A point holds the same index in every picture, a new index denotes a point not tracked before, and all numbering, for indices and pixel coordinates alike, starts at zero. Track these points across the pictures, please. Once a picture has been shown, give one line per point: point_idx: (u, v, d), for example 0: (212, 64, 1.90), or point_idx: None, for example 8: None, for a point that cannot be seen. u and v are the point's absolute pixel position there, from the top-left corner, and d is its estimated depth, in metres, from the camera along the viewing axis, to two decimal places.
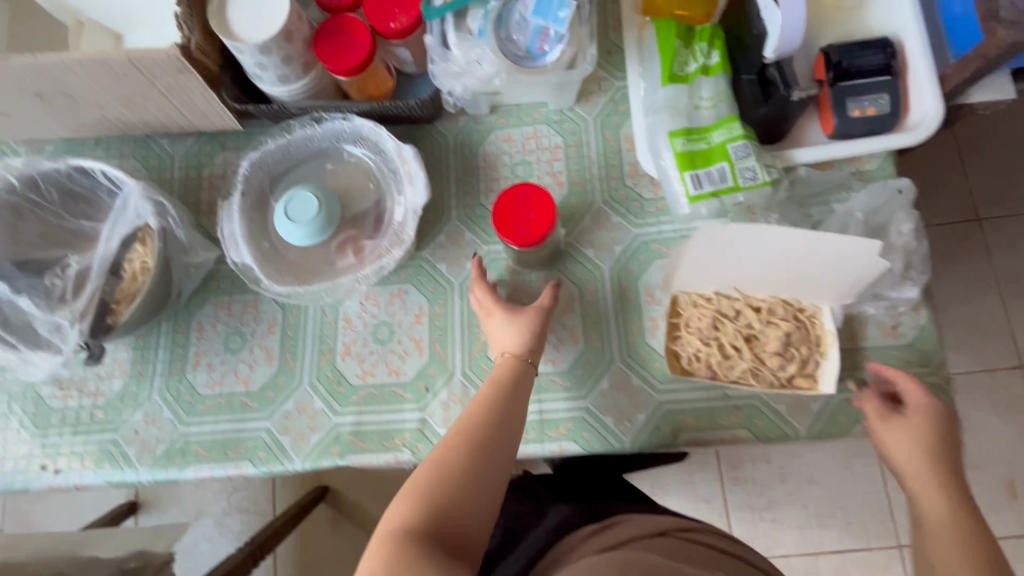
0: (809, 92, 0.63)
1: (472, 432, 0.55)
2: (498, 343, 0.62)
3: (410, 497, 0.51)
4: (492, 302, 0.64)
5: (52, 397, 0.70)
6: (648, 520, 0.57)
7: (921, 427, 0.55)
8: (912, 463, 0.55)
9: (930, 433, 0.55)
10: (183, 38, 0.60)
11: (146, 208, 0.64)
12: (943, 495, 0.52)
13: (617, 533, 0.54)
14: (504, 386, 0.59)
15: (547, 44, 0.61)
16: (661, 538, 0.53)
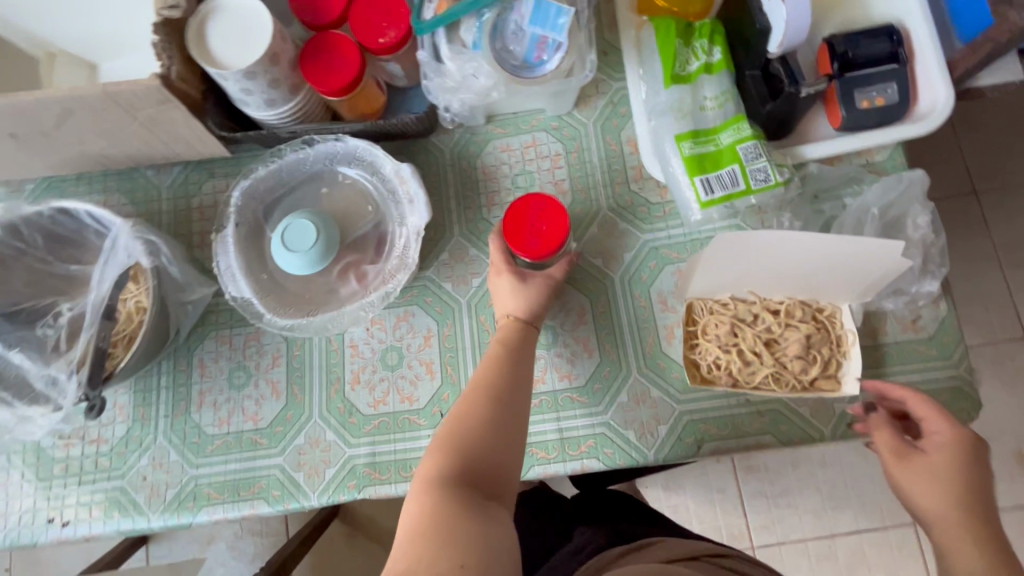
0: (817, 87, 0.60)
1: (491, 384, 0.54)
2: (502, 303, 0.62)
3: (442, 450, 0.49)
4: (503, 262, 0.63)
5: (53, 447, 0.68)
6: (680, 544, 0.54)
7: (948, 471, 0.50)
8: (939, 513, 0.49)
9: (961, 480, 0.50)
10: (163, 68, 0.58)
11: (137, 247, 0.62)
12: (977, 549, 0.47)
13: (652, 556, 0.51)
14: (511, 343, 0.58)
15: (546, 52, 0.59)
16: (698, 563, 0.50)
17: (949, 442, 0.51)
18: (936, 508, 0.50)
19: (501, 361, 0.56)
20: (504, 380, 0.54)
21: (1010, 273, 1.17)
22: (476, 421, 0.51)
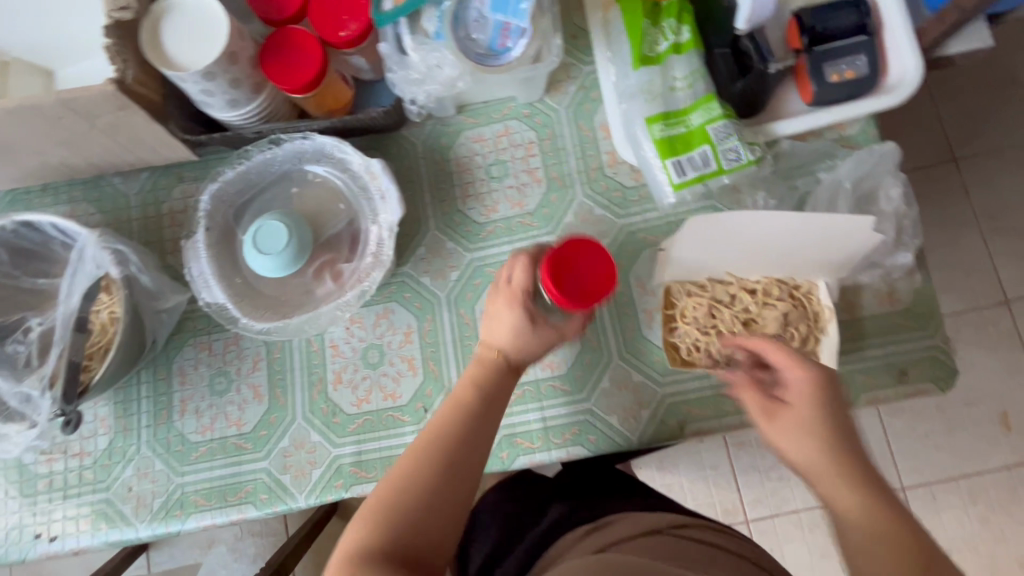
0: (786, 64, 0.63)
1: (438, 443, 0.52)
2: (491, 334, 0.58)
3: (371, 516, 0.48)
4: (519, 295, 0.56)
5: (36, 463, 0.67)
6: (640, 517, 0.55)
7: (815, 415, 0.50)
8: (815, 461, 0.48)
9: (827, 422, 0.50)
10: (117, 72, 0.56)
11: (105, 257, 0.61)
12: (853, 488, 0.46)
13: (610, 535, 0.53)
14: (479, 389, 0.55)
15: (509, 39, 0.58)
16: (655, 535, 0.51)
17: (810, 386, 0.51)
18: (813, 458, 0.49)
19: (464, 416, 0.54)
20: (465, 439, 0.52)
21: (990, 239, 1.18)
22: (426, 480, 0.50)
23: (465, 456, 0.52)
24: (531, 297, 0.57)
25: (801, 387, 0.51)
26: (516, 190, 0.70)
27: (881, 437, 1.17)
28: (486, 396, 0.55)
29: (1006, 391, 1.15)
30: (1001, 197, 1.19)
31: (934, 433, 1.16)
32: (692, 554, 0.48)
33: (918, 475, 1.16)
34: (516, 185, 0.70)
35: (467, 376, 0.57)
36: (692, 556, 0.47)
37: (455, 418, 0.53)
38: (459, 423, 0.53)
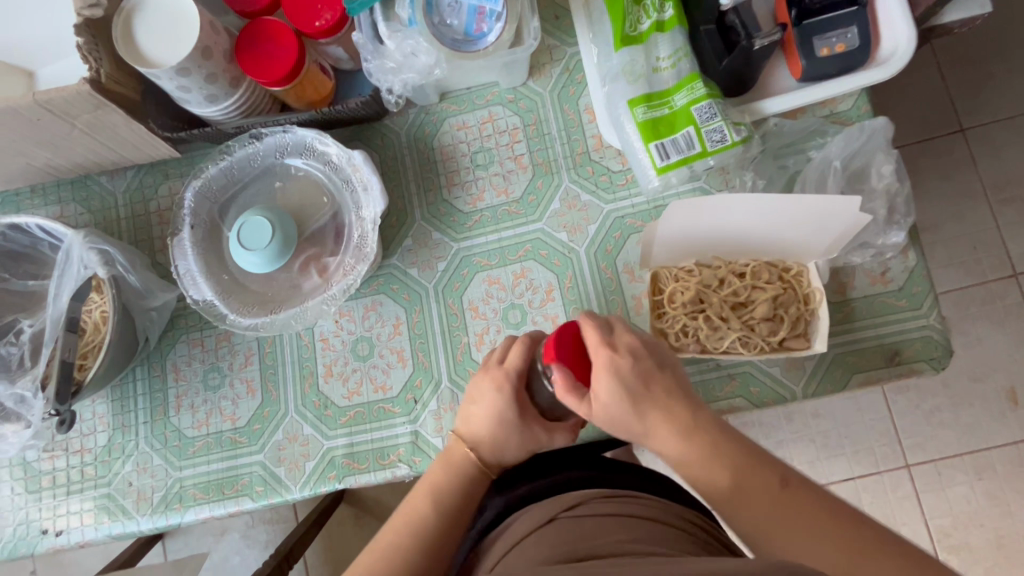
0: (772, 38, 0.58)
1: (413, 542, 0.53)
2: (473, 419, 0.58)
3: None
4: (509, 378, 0.57)
5: (39, 459, 0.69)
6: (544, 506, 0.57)
7: (624, 394, 0.49)
8: (650, 430, 0.50)
9: (635, 388, 0.49)
10: (91, 71, 0.56)
11: (92, 258, 0.61)
12: (677, 437, 0.49)
13: (511, 536, 0.55)
14: (455, 483, 0.57)
15: (485, 23, 0.56)
16: (553, 525, 0.53)
17: (612, 368, 0.49)
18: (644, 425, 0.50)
19: (421, 538, 0.53)
20: (426, 560, 0.52)
21: (999, 211, 1.15)
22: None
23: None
24: (522, 381, 0.57)
25: (604, 374, 0.49)
26: (501, 178, 0.69)
27: (884, 414, 1.16)
28: (449, 513, 0.55)
29: (1013, 365, 1.13)
30: (1010, 167, 1.15)
31: (937, 410, 1.15)
32: (588, 536, 0.50)
33: (922, 452, 1.15)
34: (502, 173, 0.70)
35: (443, 467, 0.57)
36: (589, 539, 0.50)
37: (419, 545, 0.53)
38: (419, 547, 0.53)
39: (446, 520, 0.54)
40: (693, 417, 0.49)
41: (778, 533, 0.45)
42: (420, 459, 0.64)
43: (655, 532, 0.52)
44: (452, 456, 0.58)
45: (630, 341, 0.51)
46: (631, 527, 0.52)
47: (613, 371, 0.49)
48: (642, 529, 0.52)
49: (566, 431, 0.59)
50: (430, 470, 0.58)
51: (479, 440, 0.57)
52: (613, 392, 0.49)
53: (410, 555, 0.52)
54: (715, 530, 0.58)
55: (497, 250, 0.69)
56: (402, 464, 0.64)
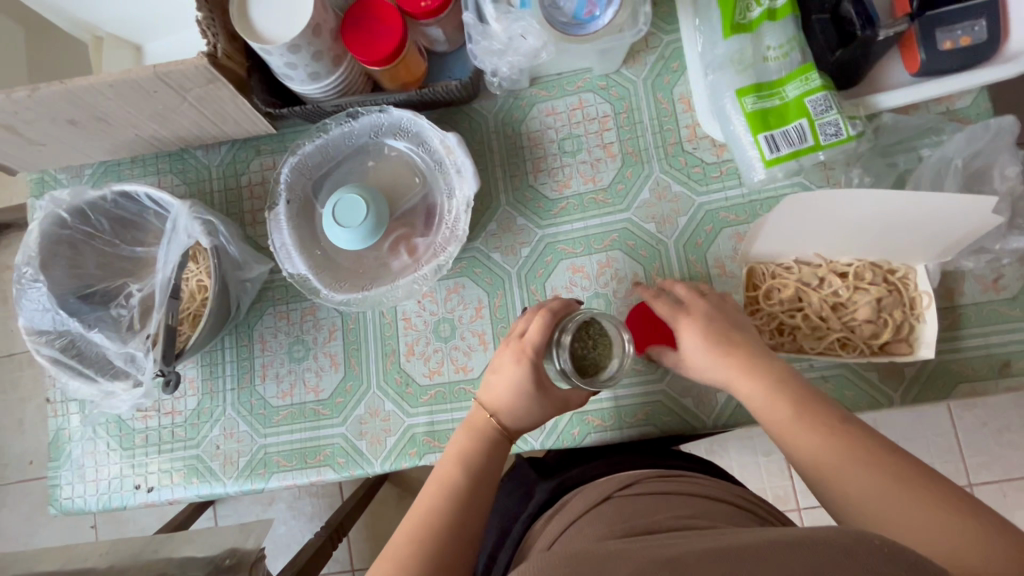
0: (895, 30, 0.56)
1: (444, 498, 0.51)
2: (491, 389, 0.57)
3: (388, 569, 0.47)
4: (528, 351, 0.56)
5: (133, 418, 0.72)
6: (596, 487, 0.54)
7: (718, 348, 0.54)
8: (733, 379, 0.53)
9: (726, 342, 0.54)
10: (209, 46, 0.57)
11: (196, 228, 0.63)
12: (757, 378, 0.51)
13: (567, 515, 0.53)
14: (477, 450, 0.55)
15: (596, 7, 0.56)
16: (606, 505, 0.51)
17: (701, 328, 0.55)
18: (727, 375, 0.53)
19: (456, 497, 0.51)
20: (455, 516, 0.50)
21: None
22: (430, 561, 0.47)
23: (465, 534, 0.50)
24: (541, 353, 0.56)
25: (694, 334, 0.55)
26: (589, 166, 0.69)
27: (951, 430, 1.12)
28: (480, 473, 0.54)
29: None
30: None
31: (1009, 428, 1.10)
32: (646, 511, 0.48)
33: (991, 472, 1.10)
34: (590, 160, 0.69)
35: (466, 438, 0.56)
36: (644, 516, 0.47)
37: (448, 500, 0.51)
38: (453, 502, 0.51)
39: (475, 477, 0.53)
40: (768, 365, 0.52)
41: (840, 470, 0.45)
42: None
43: (713, 508, 0.49)
44: (475, 424, 0.57)
45: (716, 303, 0.57)
46: (691, 505, 0.49)
47: (704, 330, 0.55)
48: (700, 505, 0.49)
49: (583, 395, 0.60)
50: (454, 440, 0.57)
51: (501, 409, 0.57)
52: (705, 347, 0.54)
53: (446, 511, 0.50)
54: (771, 509, 0.55)
55: (582, 237, 0.68)
56: None
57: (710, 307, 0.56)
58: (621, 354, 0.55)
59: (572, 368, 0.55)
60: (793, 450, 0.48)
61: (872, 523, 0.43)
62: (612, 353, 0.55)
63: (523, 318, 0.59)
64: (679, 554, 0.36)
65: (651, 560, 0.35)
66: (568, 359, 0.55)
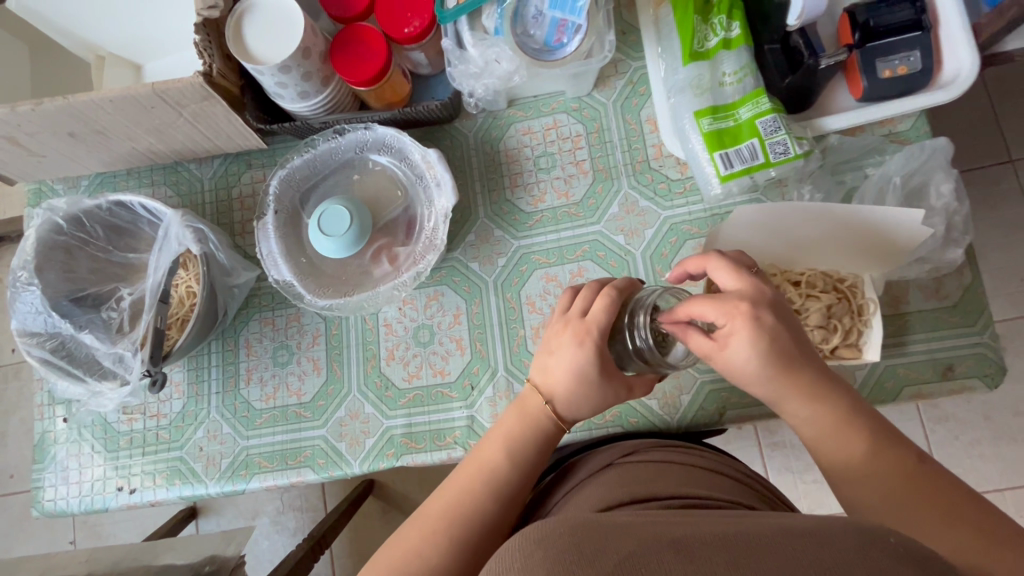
0: (838, 59, 0.60)
1: (493, 478, 0.55)
2: (549, 374, 0.57)
3: (430, 526, 0.52)
4: (592, 333, 0.54)
5: (118, 421, 0.74)
6: (598, 457, 0.59)
7: (774, 362, 0.49)
8: (789, 401, 0.50)
9: (783, 354, 0.49)
10: (205, 65, 0.61)
11: (188, 236, 0.66)
12: (810, 402, 0.49)
13: (577, 480, 0.57)
14: (531, 439, 0.57)
15: (565, 35, 0.61)
16: (608, 471, 0.55)
17: (755, 333, 0.49)
18: (777, 393, 0.50)
19: (502, 480, 0.55)
20: (498, 497, 0.54)
21: None
22: (473, 526, 0.52)
23: (499, 524, 0.53)
24: (606, 335, 0.55)
25: (748, 339, 0.49)
26: (562, 181, 0.73)
27: (923, 444, 1.15)
28: (526, 468, 0.56)
29: None
30: None
31: (980, 443, 1.14)
32: (645, 482, 0.51)
33: None
34: (563, 176, 0.73)
35: (522, 423, 0.57)
36: (646, 483, 0.51)
37: (496, 481, 0.55)
38: (496, 497, 0.54)
39: (520, 472, 0.55)
40: (820, 380, 0.50)
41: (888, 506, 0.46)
42: (474, 443, 0.67)
43: (711, 479, 0.53)
44: (530, 410, 0.57)
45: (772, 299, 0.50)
46: (688, 473, 0.53)
47: (757, 338, 0.48)
48: (702, 477, 0.53)
49: (646, 383, 0.58)
50: (506, 419, 0.58)
51: (556, 395, 0.56)
52: (760, 358, 0.49)
53: (485, 504, 0.53)
54: (771, 487, 0.60)
55: (556, 248, 0.72)
56: (458, 446, 0.68)
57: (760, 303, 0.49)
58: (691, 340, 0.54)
59: (651, 345, 0.53)
60: (831, 456, 0.49)
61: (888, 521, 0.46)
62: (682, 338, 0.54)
63: (584, 294, 0.57)
64: (685, 535, 0.36)
65: (655, 539, 0.36)
66: (645, 337, 0.53)
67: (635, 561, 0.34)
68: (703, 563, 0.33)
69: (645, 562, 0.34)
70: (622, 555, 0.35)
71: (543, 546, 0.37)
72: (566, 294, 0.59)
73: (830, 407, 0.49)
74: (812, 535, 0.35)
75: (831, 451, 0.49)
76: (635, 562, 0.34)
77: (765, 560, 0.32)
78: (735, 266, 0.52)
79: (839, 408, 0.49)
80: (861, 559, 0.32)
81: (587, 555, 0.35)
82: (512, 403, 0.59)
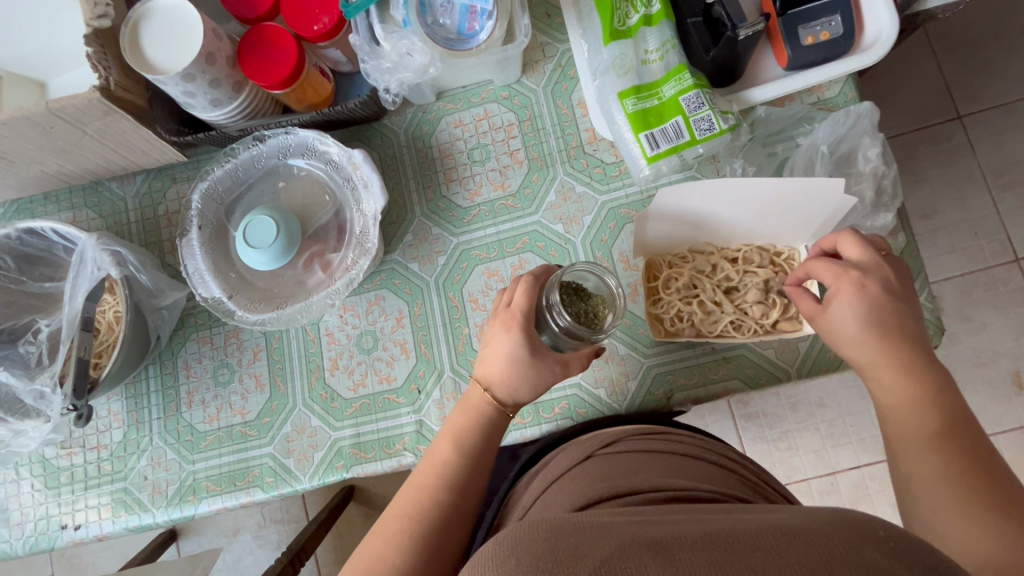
0: (756, 28, 0.58)
1: (444, 473, 0.54)
2: (485, 367, 0.57)
3: (388, 532, 0.51)
4: (517, 318, 0.55)
5: (57, 456, 0.71)
6: (577, 446, 0.56)
7: (874, 327, 0.50)
8: (879, 372, 0.50)
9: (891, 323, 0.50)
10: (101, 79, 0.58)
11: (105, 259, 0.63)
12: (909, 374, 0.48)
13: (548, 474, 0.55)
14: (475, 430, 0.56)
15: (477, 22, 0.60)
16: (588, 462, 0.53)
17: (863, 296, 0.51)
18: (869, 359, 0.50)
19: (453, 474, 0.54)
20: (451, 492, 0.53)
21: (1000, 196, 1.17)
22: (430, 520, 0.51)
23: (457, 514, 0.52)
24: (531, 318, 0.56)
25: (850, 299, 0.52)
26: (497, 173, 0.71)
27: None
28: (475, 455, 0.55)
29: (1016, 350, 1.14)
30: (1004, 153, 1.18)
31: None
32: (626, 474, 0.49)
33: None
34: (498, 168, 0.71)
35: (465, 417, 0.57)
36: (626, 475, 0.50)
37: (447, 473, 0.54)
38: (449, 487, 0.53)
39: (470, 461, 0.55)
40: (916, 358, 0.49)
41: (928, 491, 0.45)
42: (424, 447, 0.66)
43: (696, 469, 0.51)
44: (471, 400, 0.57)
45: (889, 274, 0.52)
46: (669, 462, 0.52)
47: (864, 298, 0.51)
48: (687, 467, 0.51)
49: (584, 358, 0.58)
50: (451, 417, 0.57)
51: (493, 382, 0.56)
52: (863, 319, 0.50)
53: (438, 495, 0.53)
54: (761, 470, 0.58)
55: (495, 242, 0.70)
56: (408, 452, 0.66)
57: (875, 271, 0.52)
58: (614, 308, 0.56)
59: (574, 323, 0.53)
60: (896, 427, 0.48)
61: (923, 502, 0.45)
62: (607, 310, 0.57)
63: (508, 290, 0.59)
64: (665, 534, 0.35)
65: (634, 540, 0.35)
66: (567, 315, 0.54)
67: (613, 565, 0.33)
68: (683, 566, 0.32)
69: (622, 565, 0.33)
70: (599, 559, 0.34)
71: (517, 554, 0.35)
72: (496, 295, 0.60)
73: (919, 381, 0.48)
74: (795, 530, 0.34)
75: (901, 423, 0.48)
76: (614, 566, 0.33)
77: (745, 562, 0.31)
78: (863, 241, 0.54)
79: (932, 396, 0.48)
80: (846, 555, 0.31)
81: (562, 562, 0.34)
82: (458, 402, 0.59)
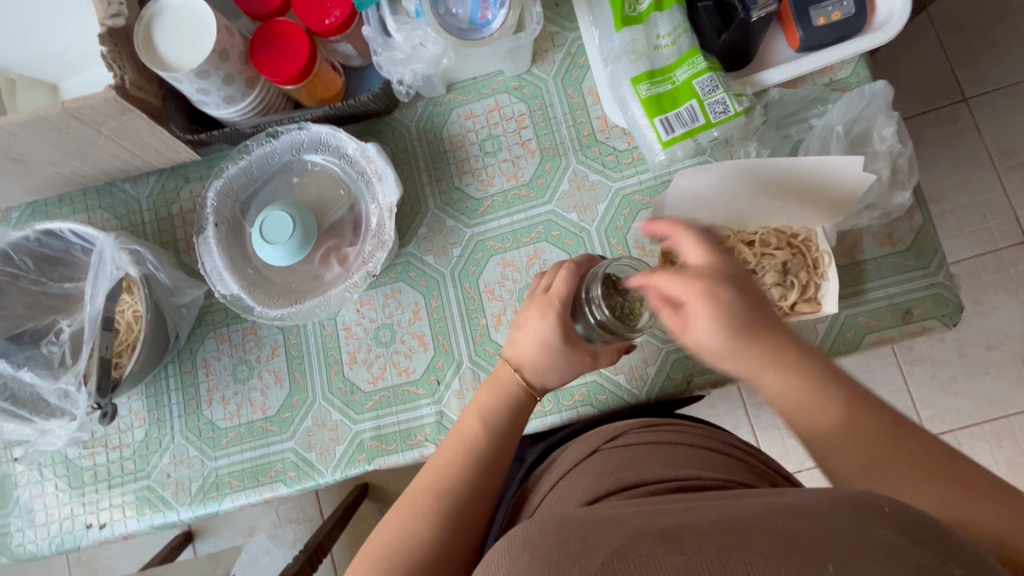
0: (769, 9, 0.59)
1: (473, 449, 0.54)
2: (517, 347, 0.58)
3: (413, 508, 0.51)
4: (554, 305, 0.57)
5: (79, 456, 0.71)
6: (583, 443, 0.56)
7: (737, 337, 0.48)
8: (759, 374, 0.48)
9: (742, 334, 0.48)
10: (116, 78, 0.58)
11: (124, 258, 0.64)
12: (794, 372, 0.47)
13: (557, 471, 0.55)
14: (504, 408, 0.57)
15: (489, 11, 0.60)
16: (593, 457, 0.53)
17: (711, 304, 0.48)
18: (745, 366, 0.49)
19: (480, 452, 0.54)
20: (478, 470, 0.53)
21: (1007, 178, 1.17)
22: (457, 495, 0.51)
23: (485, 489, 0.53)
24: (568, 307, 0.57)
25: (704, 315, 0.48)
26: (510, 163, 0.71)
27: (901, 387, 1.17)
28: (500, 433, 0.55)
29: None
30: (1011, 134, 1.18)
31: (956, 379, 1.16)
32: (632, 466, 0.49)
33: (941, 423, 1.15)
34: (510, 158, 0.71)
35: (493, 394, 0.58)
36: (632, 467, 0.49)
37: (474, 450, 0.54)
38: (477, 462, 0.53)
39: (497, 437, 0.55)
40: (793, 352, 0.48)
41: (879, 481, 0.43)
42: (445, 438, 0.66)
43: (706, 457, 0.51)
44: (501, 378, 0.58)
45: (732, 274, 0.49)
46: (677, 452, 0.51)
47: (714, 313, 0.48)
48: (698, 456, 0.51)
49: (612, 351, 0.60)
50: (478, 396, 0.58)
51: (524, 363, 0.58)
52: (720, 333, 0.48)
53: (465, 471, 0.53)
54: (771, 462, 0.58)
55: (509, 233, 0.70)
56: (429, 443, 0.66)
57: (721, 280, 0.49)
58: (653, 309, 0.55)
59: (610, 318, 0.54)
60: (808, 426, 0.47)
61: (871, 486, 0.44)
62: (642, 308, 0.56)
63: (550, 273, 0.60)
64: (674, 524, 0.35)
65: (645, 530, 0.35)
66: (605, 309, 0.54)
67: (622, 556, 0.32)
68: (694, 552, 0.31)
69: (632, 555, 0.32)
70: (609, 550, 0.33)
71: (528, 550, 0.35)
72: (537, 277, 0.62)
73: (796, 374, 0.47)
74: (805, 510, 0.33)
75: (808, 421, 0.47)
76: (623, 556, 0.32)
77: (755, 547, 0.31)
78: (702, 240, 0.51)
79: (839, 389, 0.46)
80: (855, 533, 0.31)
81: (572, 557, 0.33)
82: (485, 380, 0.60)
